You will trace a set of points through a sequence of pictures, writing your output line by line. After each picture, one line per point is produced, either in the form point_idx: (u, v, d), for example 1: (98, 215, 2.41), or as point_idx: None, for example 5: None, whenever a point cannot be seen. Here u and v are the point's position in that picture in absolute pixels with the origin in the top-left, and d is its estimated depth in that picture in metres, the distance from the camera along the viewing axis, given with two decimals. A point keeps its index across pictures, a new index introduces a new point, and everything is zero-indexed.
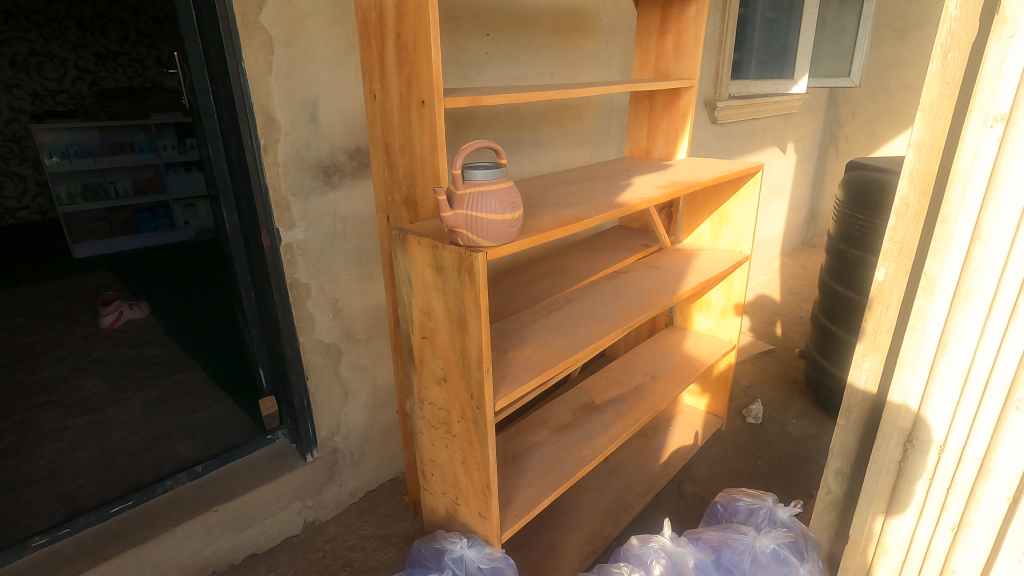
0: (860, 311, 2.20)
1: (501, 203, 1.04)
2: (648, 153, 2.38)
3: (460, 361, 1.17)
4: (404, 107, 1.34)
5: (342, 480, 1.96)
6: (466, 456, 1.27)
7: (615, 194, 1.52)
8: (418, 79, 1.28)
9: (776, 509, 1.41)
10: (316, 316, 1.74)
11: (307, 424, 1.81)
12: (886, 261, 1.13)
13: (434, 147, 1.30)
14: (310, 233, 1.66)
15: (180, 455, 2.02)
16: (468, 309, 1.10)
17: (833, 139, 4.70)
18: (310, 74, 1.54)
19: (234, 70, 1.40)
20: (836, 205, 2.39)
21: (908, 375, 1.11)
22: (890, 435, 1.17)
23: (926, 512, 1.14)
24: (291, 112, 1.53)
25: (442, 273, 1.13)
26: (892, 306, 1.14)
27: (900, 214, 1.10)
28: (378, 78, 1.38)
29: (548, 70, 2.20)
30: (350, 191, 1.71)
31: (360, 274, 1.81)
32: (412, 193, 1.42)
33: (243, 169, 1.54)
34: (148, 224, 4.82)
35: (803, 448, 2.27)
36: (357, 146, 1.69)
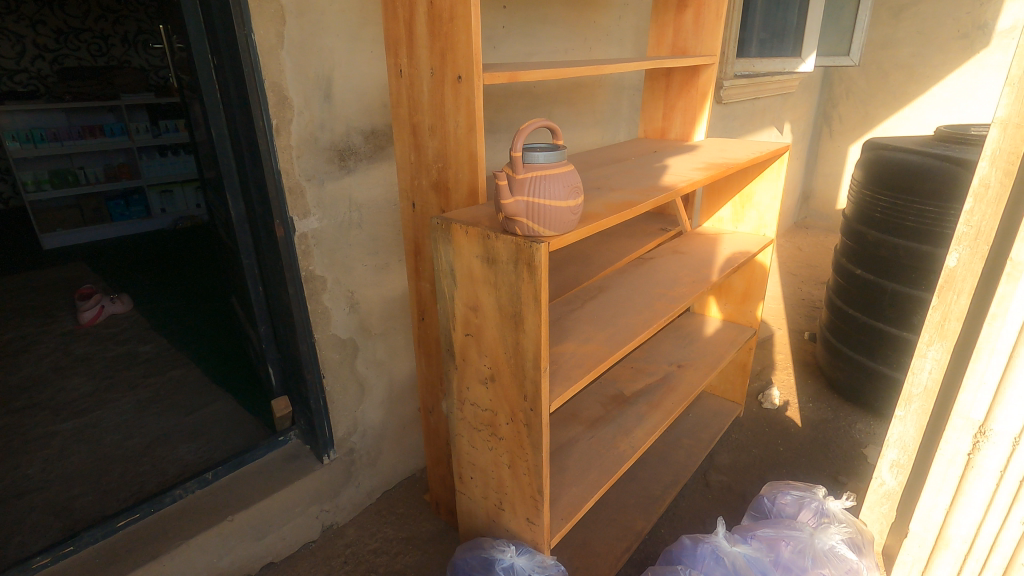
0: (877, 295, 2.17)
1: (564, 189, 0.95)
2: (664, 133, 2.30)
3: (512, 361, 1.09)
4: (437, 84, 1.23)
5: (359, 481, 1.87)
6: (514, 460, 1.19)
7: (655, 177, 1.43)
8: (454, 52, 1.16)
9: (828, 503, 1.37)
10: (332, 311, 1.63)
11: (324, 425, 1.70)
12: (960, 246, 1.08)
13: (472, 127, 1.20)
14: (326, 221, 1.54)
15: (183, 459, 1.90)
16: (525, 304, 1.01)
17: (826, 119, 4.69)
18: (324, 47, 1.40)
19: (245, 43, 1.27)
20: (855, 188, 2.36)
21: (983, 364, 1.06)
22: (959, 427, 1.12)
23: (994, 505, 1.11)
24: (305, 89, 1.40)
25: (494, 265, 1.03)
26: (964, 293, 1.09)
27: (978, 196, 1.04)
28: (405, 51, 1.26)
29: (563, 46, 2.09)
30: (366, 176, 1.59)
31: (377, 265, 1.70)
32: (443, 178, 1.31)
33: (253, 153, 1.41)
34: (123, 212, 4.58)
35: (823, 432, 2.25)
36: (373, 128, 1.57)
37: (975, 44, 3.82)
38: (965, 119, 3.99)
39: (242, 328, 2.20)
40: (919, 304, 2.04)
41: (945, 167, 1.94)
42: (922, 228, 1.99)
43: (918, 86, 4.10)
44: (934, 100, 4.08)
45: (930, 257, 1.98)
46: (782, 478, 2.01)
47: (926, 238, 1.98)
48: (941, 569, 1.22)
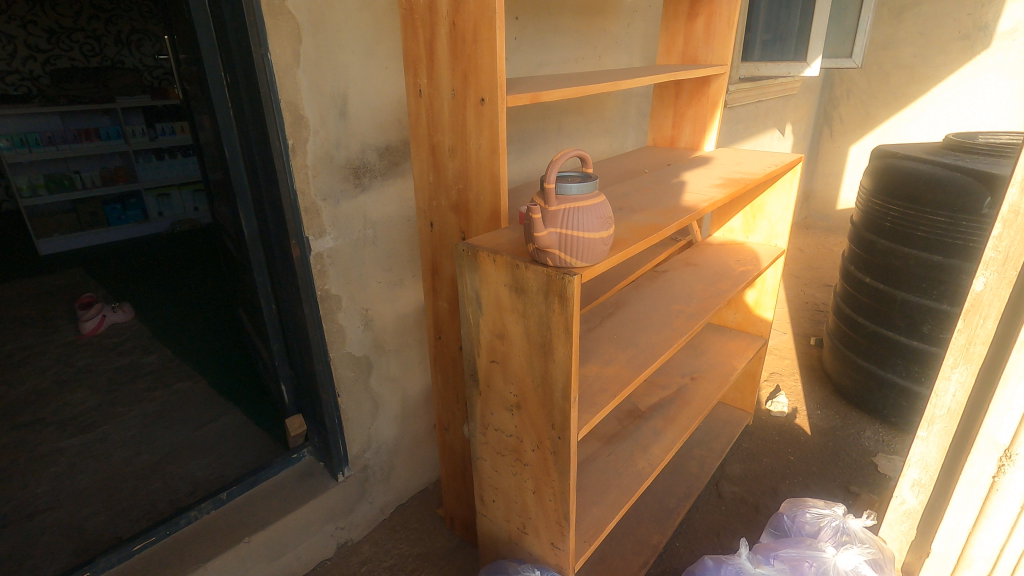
0: (887, 303, 2.18)
1: (596, 220, 0.94)
2: (674, 141, 2.29)
3: (539, 389, 1.08)
4: (458, 105, 1.21)
5: (372, 497, 1.86)
6: (539, 485, 1.19)
7: (675, 195, 1.42)
8: (477, 74, 1.15)
9: (849, 521, 1.37)
10: (347, 329, 1.61)
11: (338, 443, 1.69)
12: (988, 271, 1.08)
13: (495, 150, 1.18)
14: (341, 240, 1.52)
15: (194, 476, 1.88)
16: (556, 334, 1.00)
17: (827, 119, 4.70)
18: (340, 64, 1.37)
19: (261, 63, 1.25)
20: (864, 196, 2.36)
21: (1010, 390, 1.06)
22: (985, 451, 1.12)
23: (1017, 528, 1.11)
24: (321, 107, 1.37)
25: (523, 295, 1.02)
26: (990, 317, 1.09)
27: (1007, 223, 1.04)
28: (425, 71, 1.24)
29: (575, 55, 2.06)
30: (380, 192, 1.57)
31: (390, 281, 1.68)
32: (463, 199, 1.30)
33: (268, 172, 1.39)
34: (119, 216, 4.53)
35: (832, 440, 2.26)
36: (387, 144, 1.55)
37: (976, 45, 3.82)
38: (966, 120, 4.00)
39: (251, 341, 2.18)
40: (929, 314, 2.05)
41: (956, 178, 1.94)
42: (932, 239, 2.00)
43: (919, 87, 4.10)
44: (934, 100, 4.08)
45: (941, 267, 1.98)
46: (794, 488, 2.02)
47: (936, 248, 1.99)
48: None
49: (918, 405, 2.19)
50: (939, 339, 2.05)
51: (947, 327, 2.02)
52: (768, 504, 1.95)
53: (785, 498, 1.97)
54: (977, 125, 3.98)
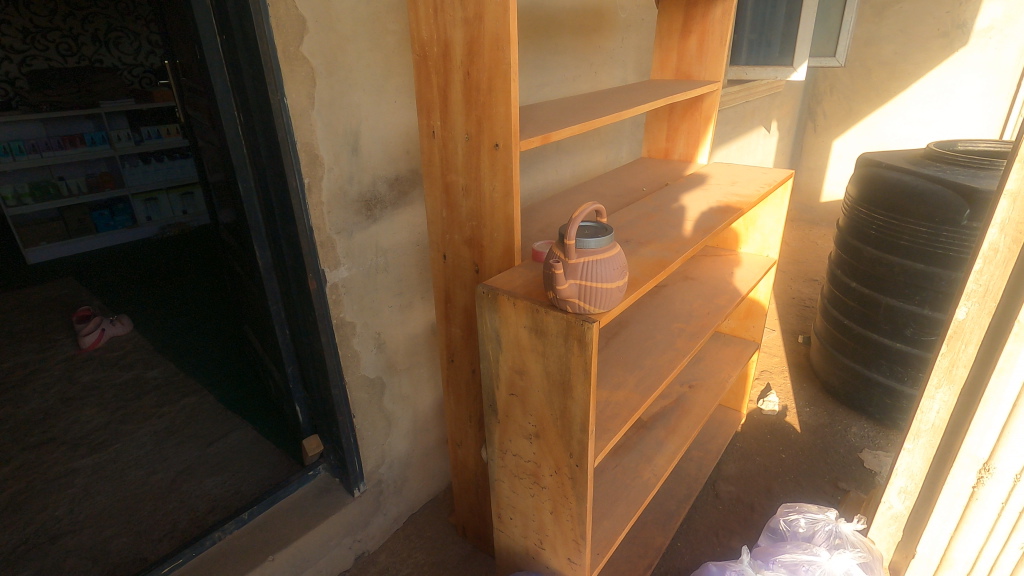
0: (873, 308, 2.29)
1: (613, 272, 1.01)
2: (668, 153, 2.36)
3: (558, 421, 1.15)
4: (473, 148, 1.26)
5: (386, 509, 1.93)
6: (557, 506, 1.26)
7: (677, 223, 1.49)
8: (492, 121, 1.20)
9: (840, 524, 1.47)
10: (361, 353, 1.67)
11: (354, 461, 1.75)
12: (969, 301, 1.17)
13: (508, 192, 1.24)
14: (354, 269, 1.57)
15: (211, 494, 1.93)
16: (574, 373, 1.07)
17: (811, 114, 4.79)
18: (352, 103, 1.41)
19: (278, 108, 1.28)
20: (849, 203, 2.45)
21: (989, 412, 1.16)
22: (966, 465, 1.22)
23: (995, 533, 1.22)
24: (335, 144, 1.41)
25: (543, 337, 1.09)
26: (971, 343, 1.19)
27: (988, 259, 1.13)
28: (440, 114, 1.29)
29: (573, 73, 2.10)
30: (391, 222, 1.62)
31: (401, 305, 1.74)
32: (477, 235, 1.35)
33: (284, 209, 1.42)
34: (108, 222, 4.51)
35: (820, 438, 2.38)
36: (397, 175, 1.59)
37: (954, 43, 3.92)
38: (944, 116, 4.12)
39: (259, 358, 2.22)
40: (912, 319, 2.16)
41: (938, 190, 2.03)
42: (916, 248, 2.10)
43: (899, 84, 4.20)
44: (915, 97, 4.19)
45: (923, 275, 2.09)
46: (786, 486, 2.13)
47: (919, 257, 2.09)
48: None
49: (901, 403, 2.32)
50: (921, 341, 2.16)
51: (929, 331, 2.13)
52: (763, 503, 2.06)
53: (779, 496, 2.09)
54: (955, 121, 4.10)
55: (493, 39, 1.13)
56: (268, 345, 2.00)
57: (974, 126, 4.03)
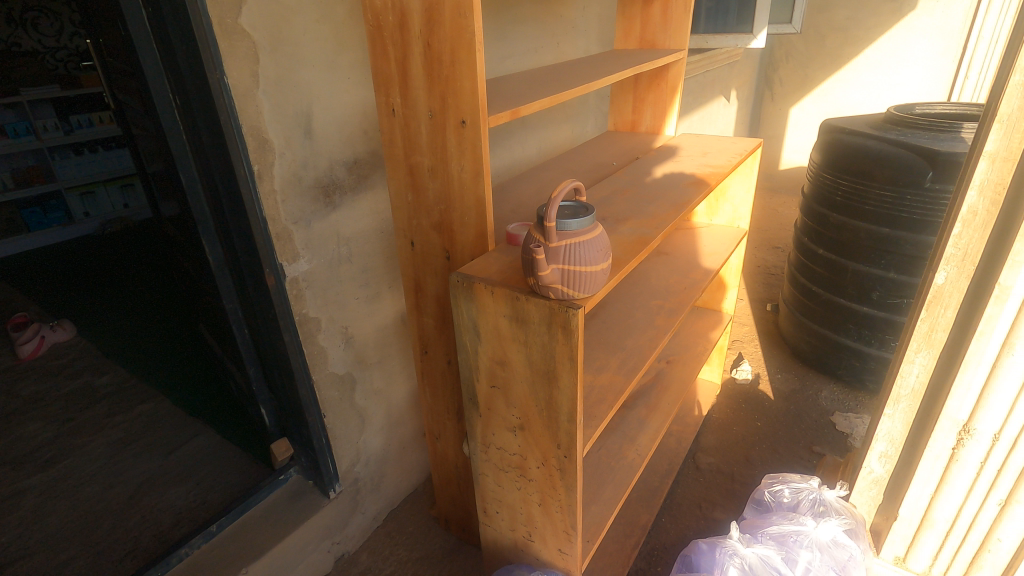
0: (840, 273, 2.32)
1: (596, 253, 0.95)
2: (635, 126, 2.30)
3: (543, 412, 1.10)
4: (437, 127, 1.17)
5: (365, 507, 1.86)
6: (545, 498, 1.22)
7: (652, 198, 1.44)
8: (457, 96, 1.11)
9: (823, 492, 1.49)
10: (328, 349, 1.57)
11: (328, 462, 1.67)
12: (948, 266, 1.16)
13: (478, 172, 1.16)
14: (316, 261, 1.46)
15: (176, 506, 1.82)
16: (560, 362, 1.01)
17: (767, 82, 4.80)
18: (302, 81, 1.30)
19: (218, 89, 1.16)
20: (815, 169, 2.46)
21: (970, 374, 1.16)
22: (947, 428, 1.23)
23: (974, 492, 1.25)
24: (286, 127, 1.30)
25: (525, 325, 1.02)
26: (950, 307, 1.19)
27: (966, 222, 1.11)
28: (399, 90, 1.20)
29: (535, 44, 2.01)
30: (352, 209, 1.51)
31: (368, 296, 1.64)
32: (446, 219, 1.27)
33: (233, 201, 1.31)
34: (41, 220, 4.20)
35: (793, 403, 2.42)
36: (356, 158, 1.48)
37: (904, 7, 3.97)
38: (895, 80, 4.20)
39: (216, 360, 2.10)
40: (878, 282, 2.20)
41: (901, 154, 2.05)
42: (881, 213, 2.12)
43: (852, 49, 4.25)
44: (867, 62, 4.25)
45: (889, 239, 2.11)
46: (764, 454, 2.16)
47: (885, 221, 2.12)
48: (925, 545, 1.37)
49: (868, 364, 2.37)
50: (888, 304, 2.20)
51: (895, 294, 2.17)
52: (742, 473, 2.08)
53: (758, 464, 2.11)
54: (905, 85, 4.18)
55: (454, 5, 1.04)
56: (226, 347, 1.88)
57: (924, 89, 4.12)
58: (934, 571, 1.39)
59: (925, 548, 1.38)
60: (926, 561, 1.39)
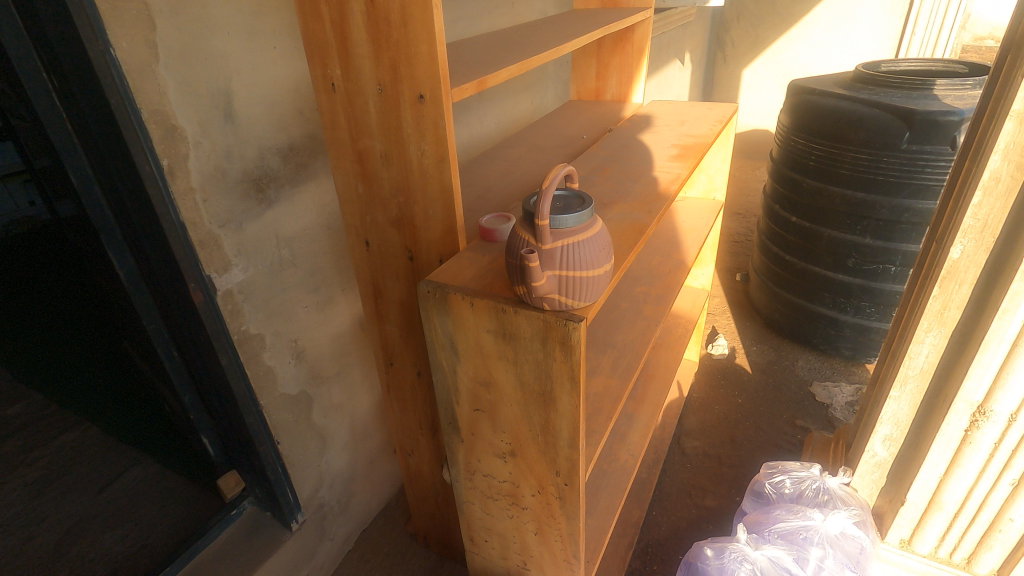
0: (814, 241, 2.25)
1: (598, 253, 0.78)
2: (600, 94, 2.13)
3: (538, 436, 0.94)
4: (390, 104, 0.97)
5: (333, 532, 1.68)
6: (542, 526, 1.07)
7: (637, 176, 1.28)
8: (412, 65, 0.91)
9: (827, 480, 1.40)
10: (276, 368, 1.36)
11: (286, 491, 1.48)
12: (966, 239, 1.06)
13: (442, 157, 0.97)
14: (252, 269, 1.24)
15: (111, 554, 1.59)
16: (558, 383, 0.86)
17: (719, 43, 4.70)
18: (215, 53, 1.06)
19: (104, 66, 0.91)
20: (784, 133, 2.36)
21: (990, 354, 1.08)
22: (962, 411, 1.16)
23: (986, 473, 1.20)
24: (199, 109, 1.06)
25: (514, 342, 0.85)
26: (966, 283, 1.10)
27: (988, 190, 1.02)
28: (339, 60, 0.98)
29: (488, 4, 1.79)
30: (292, 204, 1.29)
31: (319, 302, 1.43)
32: (406, 214, 1.07)
33: (139, 204, 1.07)
34: None
35: (772, 376, 2.38)
36: (291, 144, 1.25)
37: None
38: (844, 38, 4.18)
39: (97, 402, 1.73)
40: (853, 248, 2.14)
41: (876, 115, 1.96)
42: (856, 177, 2.04)
43: (803, 7, 4.20)
44: (818, 20, 4.21)
45: (864, 204, 2.05)
46: (748, 432, 2.09)
47: (860, 185, 2.04)
48: (932, 528, 1.32)
49: (843, 332, 2.34)
50: (863, 271, 2.16)
51: (871, 259, 2.12)
52: (729, 455, 2.01)
53: (744, 444, 2.05)
54: (854, 42, 4.16)
55: None
56: (117, 384, 1.54)
57: (872, 46, 4.11)
58: (940, 552, 1.34)
59: (932, 531, 1.32)
60: (932, 543, 1.34)
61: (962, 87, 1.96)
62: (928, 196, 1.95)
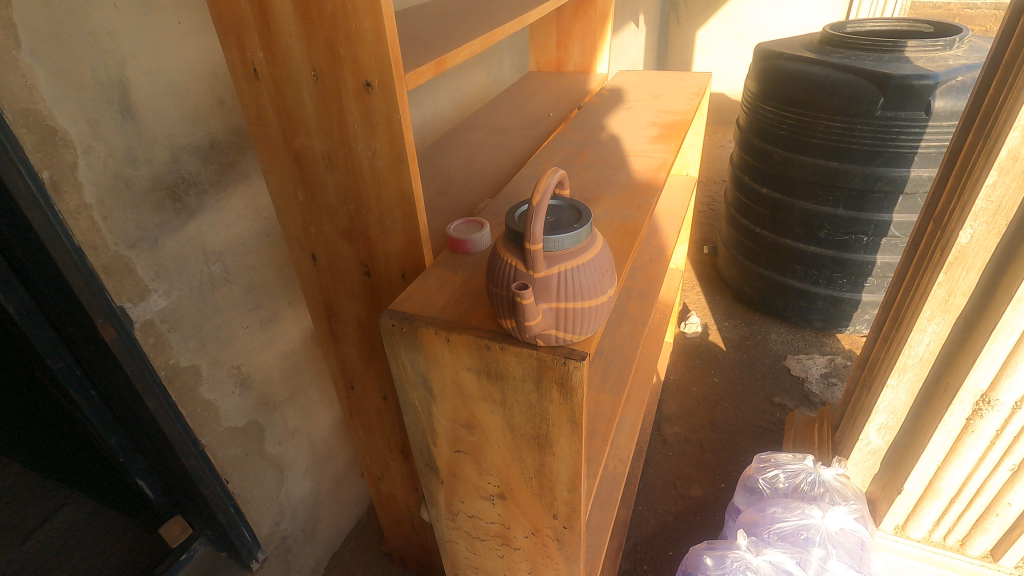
0: (785, 213, 2.19)
1: (601, 277, 0.64)
2: (561, 64, 1.96)
3: (532, 480, 0.82)
4: (329, 93, 0.79)
5: (300, 563, 1.53)
6: (537, 566, 0.96)
7: (619, 163, 1.14)
8: (353, 47, 0.74)
9: (822, 472, 1.36)
10: (218, 401, 1.18)
11: (242, 530, 1.31)
12: (977, 222, 0.99)
13: (399, 158, 0.81)
14: (176, 293, 1.04)
15: None
16: (554, 425, 0.73)
17: (672, 4, 4.54)
18: (100, 33, 0.84)
19: None
20: (751, 100, 2.26)
21: (1000, 344, 1.02)
22: (966, 400, 1.10)
23: (987, 460, 1.16)
24: (83, 104, 0.84)
25: (501, 381, 0.72)
26: (974, 269, 1.03)
27: (1004, 169, 0.94)
28: (261, 40, 0.79)
29: None
30: (220, 212, 1.09)
31: (263, 320, 1.25)
32: (359, 224, 0.91)
33: (17, 227, 0.85)
34: None
35: (746, 351, 2.34)
36: (210, 140, 1.04)
37: None
38: None
39: None
40: (826, 220, 2.09)
41: (849, 81, 1.87)
42: (829, 146, 1.97)
43: None
44: None
45: (838, 173, 1.99)
46: (728, 414, 2.05)
47: (833, 155, 1.98)
48: (928, 513, 1.29)
49: (815, 303, 2.31)
50: (835, 242, 2.12)
51: (844, 230, 2.08)
52: (711, 439, 1.96)
53: (724, 427, 2.00)
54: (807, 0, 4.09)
55: None
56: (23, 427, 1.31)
57: (824, 5, 4.05)
58: (934, 536, 1.31)
59: (928, 516, 1.29)
60: (927, 527, 1.31)
61: (934, 48, 1.89)
62: (900, 164, 1.90)
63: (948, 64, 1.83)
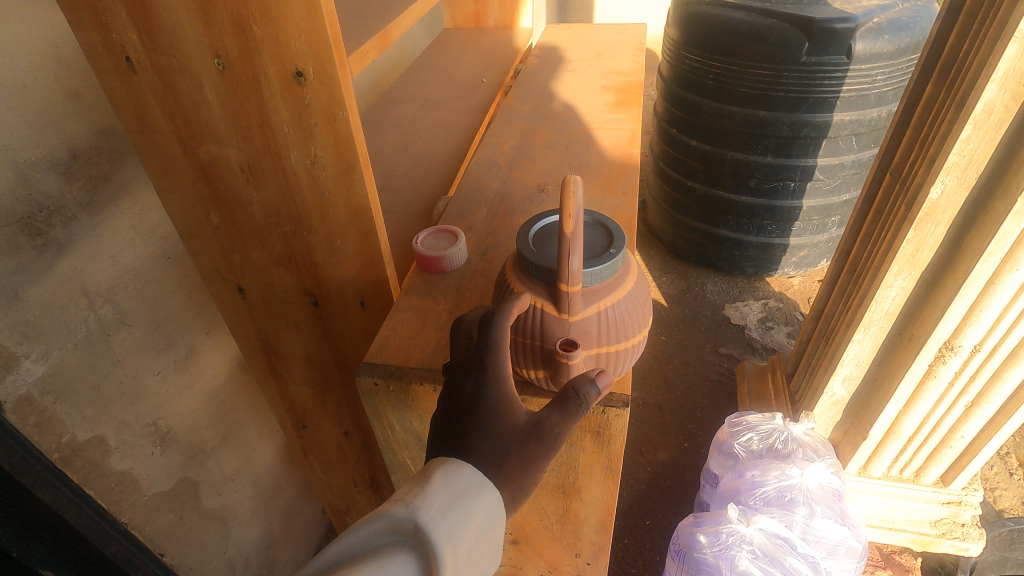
0: (716, 164, 2.17)
1: (636, 311, 0.57)
2: (479, 20, 1.77)
3: (552, 522, 0.72)
4: (241, 87, 0.59)
5: None
6: None
7: (584, 138, 1.02)
8: (272, 27, 0.55)
9: (792, 429, 1.38)
10: (138, 468, 0.95)
11: None
12: (949, 177, 0.97)
13: (348, 166, 0.64)
14: (57, 353, 0.80)
15: None
16: (583, 470, 0.63)
17: None
18: None
19: None
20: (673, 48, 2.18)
21: (968, 294, 1.03)
22: (932, 349, 1.13)
23: (944, 400, 1.20)
24: None
25: None
26: (942, 224, 1.03)
27: (979, 123, 0.92)
28: (133, 18, 0.56)
29: None
30: (100, 240, 0.85)
31: (179, 361, 1.03)
32: (299, 249, 0.73)
33: None
34: None
35: (685, 304, 2.37)
36: (71, 151, 0.79)
37: None
38: None
39: None
40: (756, 168, 2.10)
41: (772, 26, 1.83)
42: (756, 94, 1.96)
43: None
44: None
45: (765, 122, 1.99)
46: (680, 371, 2.07)
47: (761, 103, 1.97)
48: (888, 453, 1.34)
49: (747, 251, 2.35)
50: (765, 190, 2.15)
51: (772, 177, 2.10)
52: (668, 400, 1.97)
53: (678, 386, 2.02)
54: None
55: None
56: None
57: None
58: (893, 471, 1.38)
59: (888, 456, 1.35)
60: (886, 465, 1.38)
61: None
62: (823, 109, 1.93)
63: (863, 6, 1.81)
